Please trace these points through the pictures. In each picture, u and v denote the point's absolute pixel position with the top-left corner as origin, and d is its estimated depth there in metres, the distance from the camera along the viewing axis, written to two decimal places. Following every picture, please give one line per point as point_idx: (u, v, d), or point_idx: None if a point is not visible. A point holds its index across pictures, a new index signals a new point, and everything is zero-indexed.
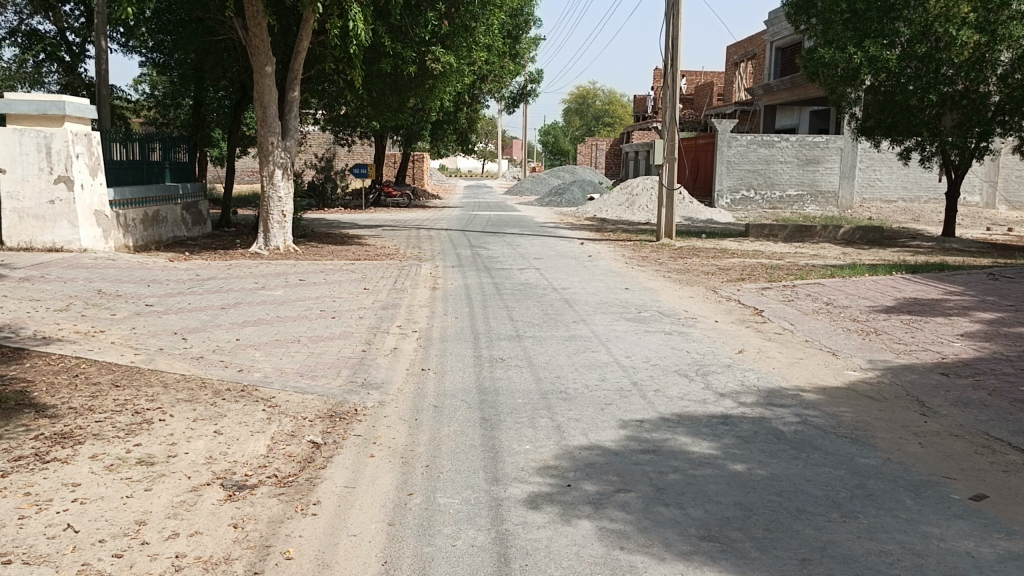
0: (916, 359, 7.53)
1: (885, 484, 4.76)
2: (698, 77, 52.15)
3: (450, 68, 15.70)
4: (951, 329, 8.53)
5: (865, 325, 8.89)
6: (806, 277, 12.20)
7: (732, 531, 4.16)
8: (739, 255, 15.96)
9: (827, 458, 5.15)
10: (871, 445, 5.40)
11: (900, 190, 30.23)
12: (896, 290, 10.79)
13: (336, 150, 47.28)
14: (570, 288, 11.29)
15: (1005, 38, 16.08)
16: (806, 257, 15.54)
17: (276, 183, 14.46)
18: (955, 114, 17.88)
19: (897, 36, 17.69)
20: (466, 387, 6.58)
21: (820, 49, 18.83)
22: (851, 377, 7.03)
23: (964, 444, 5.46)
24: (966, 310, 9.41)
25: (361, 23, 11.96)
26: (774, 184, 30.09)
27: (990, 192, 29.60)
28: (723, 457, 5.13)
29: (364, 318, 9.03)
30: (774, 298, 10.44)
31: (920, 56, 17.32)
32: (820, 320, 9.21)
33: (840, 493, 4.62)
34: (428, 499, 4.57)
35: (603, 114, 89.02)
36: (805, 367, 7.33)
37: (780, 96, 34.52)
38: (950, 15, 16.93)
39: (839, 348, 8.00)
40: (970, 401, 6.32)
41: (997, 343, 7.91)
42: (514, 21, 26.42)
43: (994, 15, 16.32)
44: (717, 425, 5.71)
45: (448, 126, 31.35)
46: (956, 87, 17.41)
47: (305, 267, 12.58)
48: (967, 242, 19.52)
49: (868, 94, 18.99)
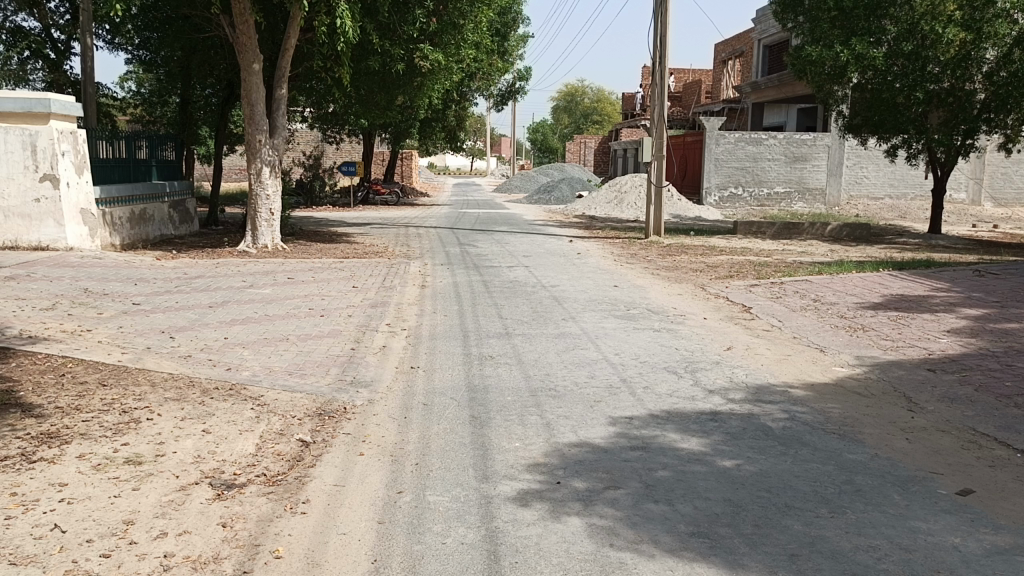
0: (902, 355, 7.58)
1: (872, 480, 4.79)
2: (688, 73, 52.42)
3: (436, 71, 15.65)
4: (937, 325, 8.60)
5: (852, 322, 8.94)
6: (792, 274, 12.28)
7: (720, 527, 4.17)
8: (728, 252, 16.00)
9: (815, 454, 5.18)
10: (858, 441, 5.44)
11: (886, 187, 30.46)
12: (882, 287, 10.86)
13: (325, 149, 47.13)
14: (559, 286, 11.28)
15: (992, 36, 16.28)
16: (794, 254, 15.61)
17: (264, 181, 14.41)
18: (941, 112, 17.99)
19: (883, 34, 17.75)
20: (456, 385, 6.57)
21: (807, 46, 18.86)
22: (838, 373, 7.07)
23: (951, 440, 5.50)
24: (952, 306, 9.49)
25: (348, 20, 11.93)
26: (762, 181, 30.19)
27: (976, 189, 29.82)
28: (712, 454, 5.15)
29: (354, 318, 8.96)
30: (761, 295, 10.52)
31: (906, 53, 17.40)
32: (807, 317, 9.25)
33: (828, 489, 4.65)
34: (417, 496, 4.57)
35: (591, 111, 89.09)
36: (792, 363, 7.38)
37: (767, 93, 34.57)
38: (936, 13, 16.98)
39: (827, 344, 8.04)
40: (956, 397, 6.37)
41: (981, 339, 7.98)
42: (501, 19, 26.37)
43: (979, 13, 16.46)
44: (706, 422, 5.72)
45: (436, 123, 31.31)
46: (942, 85, 17.52)
47: (295, 266, 12.58)
48: (954, 239, 19.62)
49: (855, 92, 19.00)
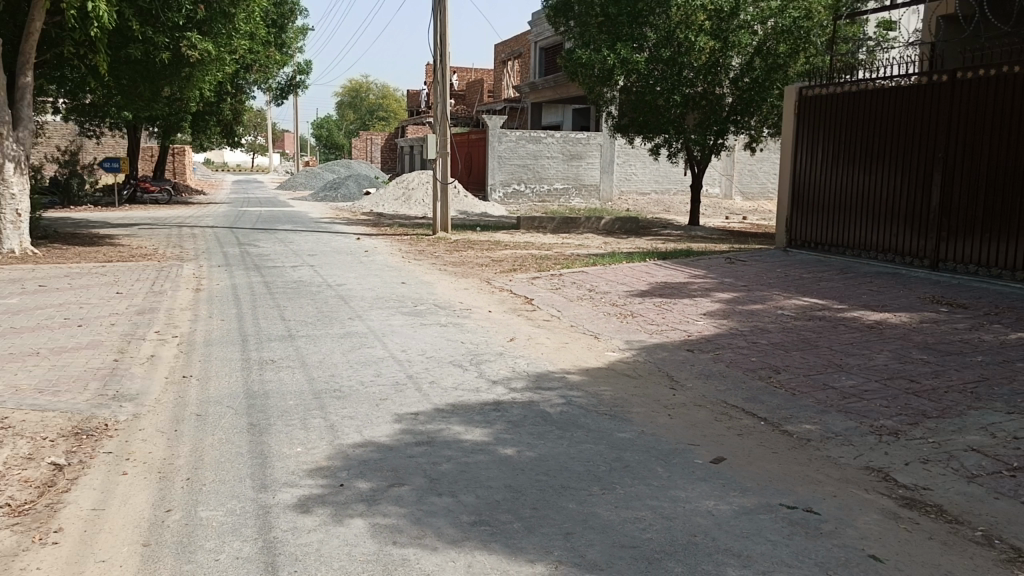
0: (666, 338, 8.21)
1: (639, 455, 5.16)
2: (470, 72, 53.51)
3: (205, 62, 14.79)
4: (695, 308, 9.41)
5: (623, 309, 9.56)
6: (571, 266, 12.91)
7: (501, 513, 4.30)
8: (512, 246, 16.53)
9: (589, 435, 5.48)
10: (627, 420, 5.83)
11: (652, 184, 32.71)
12: (649, 275, 11.71)
13: (85, 144, 43.05)
14: (345, 285, 11.09)
15: (736, 45, 18.26)
16: (572, 247, 16.44)
17: (6, 178, 12.90)
18: (696, 114, 19.59)
19: (644, 40, 18.86)
20: (233, 392, 6.26)
21: (577, 49, 19.74)
22: (610, 358, 7.53)
23: (706, 413, 6.04)
24: (708, 291, 10.42)
25: (102, 4, 10.96)
26: (542, 178, 31.46)
27: (727, 184, 32.87)
28: (495, 443, 5.29)
29: (118, 326, 8.25)
30: (542, 287, 10.98)
31: (665, 59, 18.66)
32: (583, 306, 9.77)
33: (600, 467, 4.94)
34: (188, 513, 4.30)
35: (377, 108, 88.31)
36: (569, 350, 7.76)
37: (545, 94, 35.94)
38: (688, 23, 18.54)
39: (601, 331, 8.54)
40: (711, 373, 7.01)
41: (732, 320, 8.84)
42: (278, 10, 25.41)
43: (725, 23, 18.32)
44: (489, 412, 5.88)
45: (211, 116, 29.60)
46: (696, 89, 19.16)
47: (48, 272, 11.40)
48: (711, 230, 21.56)
49: (622, 94, 19.98)
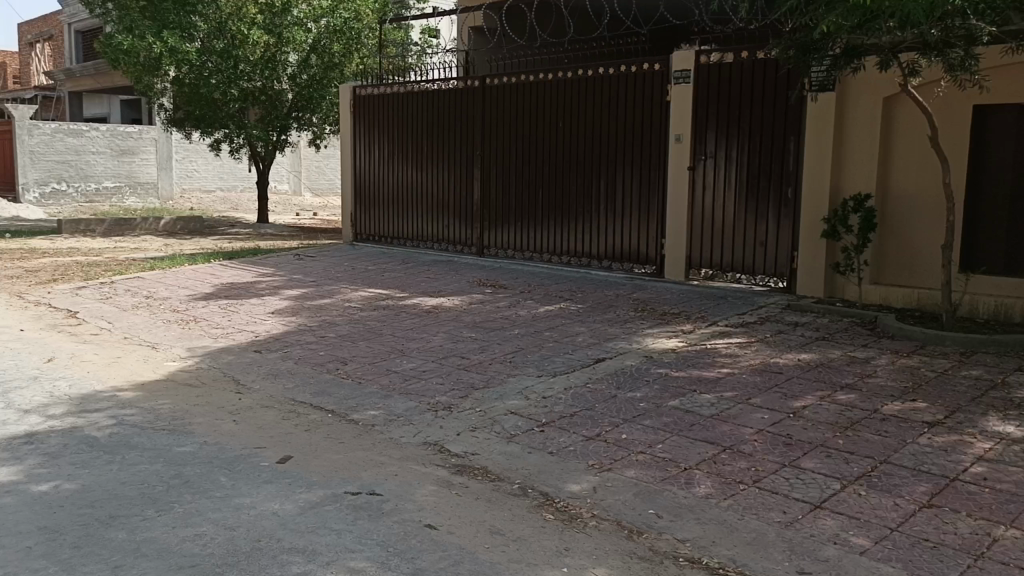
0: (233, 341, 7.92)
1: (201, 468, 4.88)
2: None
3: None
4: (263, 308, 9.23)
5: (185, 314, 8.99)
6: (125, 272, 11.77)
7: (32, 561, 3.72)
8: (51, 253, 14.52)
9: (143, 455, 5.03)
10: (188, 432, 5.48)
11: (217, 181, 30.58)
12: (214, 277, 11.19)
13: None
14: None
15: (291, 41, 18.08)
16: (127, 251, 15.00)
17: None
18: (258, 109, 19.05)
19: (194, 30, 17.86)
20: None
21: (118, 36, 17.85)
22: (170, 368, 7.02)
23: (274, 414, 5.95)
24: (277, 289, 10.30)
25: None
26: (87, 176, 27.72)
27: (296, 180, 31.31)
28: (25, 482, 4.58)
29: None
30: (89, 298, 9.83)
31: (218, 52, 17.95)
32: (139, 314, 8.97)
33: (157, 487, 4.57)
34: None
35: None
36: (122, 365, 7.06)
37: (86, 82, 32.28)
38: (241, 15, 17.91)
39: (159, 341, 7.91)
40: (279, 372, 6.93)
41: (301, 316, 8.85)
42: None
43: (278, 19, 18.00)
44: (17, 448, 5.06)
45: None
46: (254, 84, 18.67)
47: None
48: (280, 227, 21.41)
49: (173, 86, 18.80)
